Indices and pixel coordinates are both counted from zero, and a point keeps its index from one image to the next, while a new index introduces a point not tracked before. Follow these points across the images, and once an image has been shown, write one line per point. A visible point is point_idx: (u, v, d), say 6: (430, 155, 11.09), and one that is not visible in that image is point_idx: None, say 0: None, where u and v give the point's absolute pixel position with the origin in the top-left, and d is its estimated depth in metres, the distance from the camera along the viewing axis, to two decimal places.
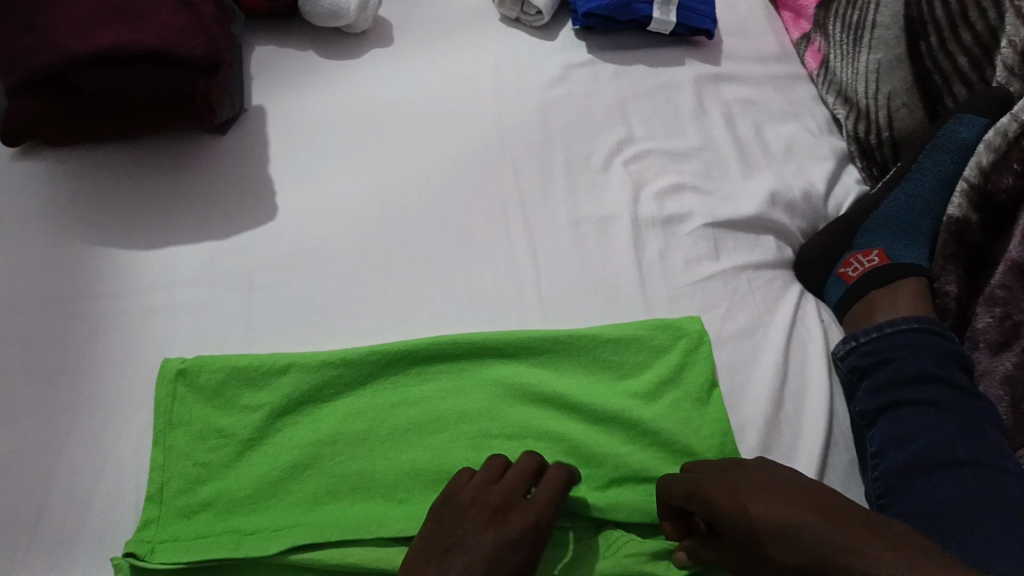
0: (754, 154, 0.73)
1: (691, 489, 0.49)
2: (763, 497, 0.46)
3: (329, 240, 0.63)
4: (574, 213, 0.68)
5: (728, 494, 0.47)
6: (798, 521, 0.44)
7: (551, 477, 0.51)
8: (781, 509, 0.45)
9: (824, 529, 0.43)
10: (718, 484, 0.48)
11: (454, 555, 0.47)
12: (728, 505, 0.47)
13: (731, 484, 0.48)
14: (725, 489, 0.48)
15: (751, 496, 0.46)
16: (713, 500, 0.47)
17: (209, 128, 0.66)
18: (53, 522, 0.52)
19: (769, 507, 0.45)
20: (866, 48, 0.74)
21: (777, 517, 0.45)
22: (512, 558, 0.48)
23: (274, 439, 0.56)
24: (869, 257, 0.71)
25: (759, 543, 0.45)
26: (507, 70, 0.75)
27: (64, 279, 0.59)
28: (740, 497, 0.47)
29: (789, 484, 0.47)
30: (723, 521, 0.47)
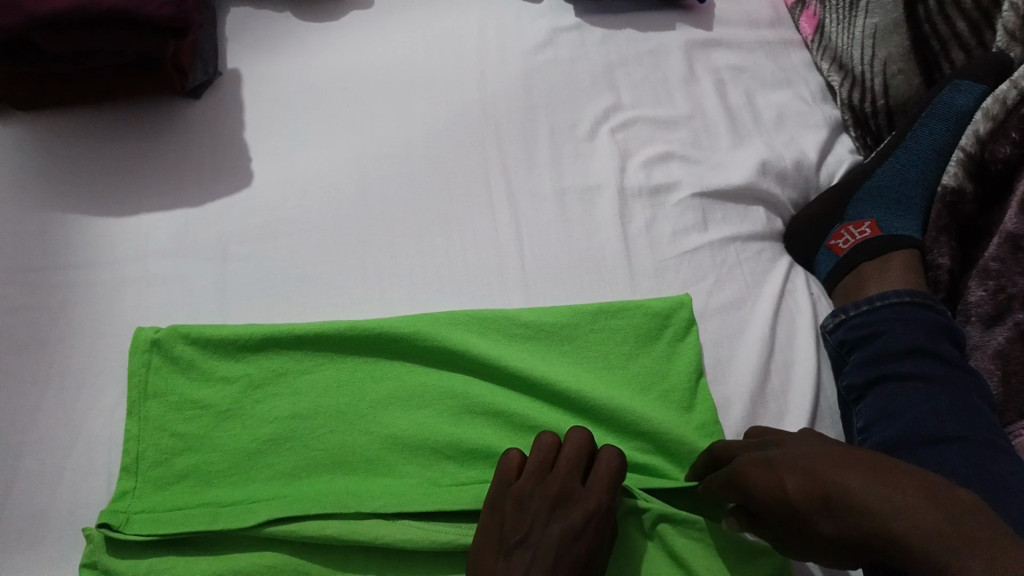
0: (745, 122, 0.71)
1: (727, 473, 0.47)
2: (796, 465, 0.43)
3: (306, 209, 0.62)
4: (559, 182, 0.66)
5: (762, 470, 0.45)
6: (835, 483, 0.41)
7: (607, 468, 0.51)
8: (810, 470, 0.43)
9: (854, 484, 0.40)
10: (751, 459, 0.46)
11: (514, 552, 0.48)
12: (768, 480, 0.44)
13: (760, 462, 0.45)
14: (758, 465, 0.45)
15: (783, 465, 0.44)
16: (747, 476, 0.45)
17: (180, 92, 0.63)
18: (26, 494, 0.51)
19: (802, 474, 0.43)
20: (862, 12, 0.71)
21: (815, 483, 0.42)
22: (578, 546, 0.48)
23: (252, 408, 0.54)
24: (860, 228, 0.70)
25: (801, 516, 0.42)
26: (490, 34, 0.72)
27: (32, 248, 0.58)
28: (772, 470, 0.44)
29: (818, 447, 0.44)
30: (759, 496, 0.44)
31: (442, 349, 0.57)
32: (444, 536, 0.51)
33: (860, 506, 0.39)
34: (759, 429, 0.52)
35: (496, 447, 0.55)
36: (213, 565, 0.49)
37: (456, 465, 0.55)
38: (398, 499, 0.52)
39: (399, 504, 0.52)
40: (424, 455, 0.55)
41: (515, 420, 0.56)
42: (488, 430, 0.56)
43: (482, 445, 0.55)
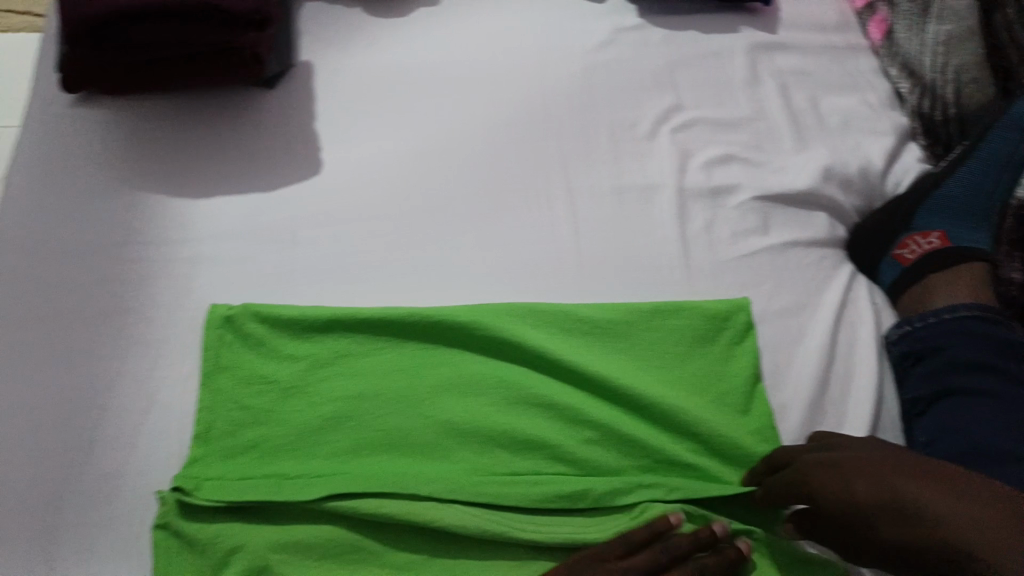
0: (808, 127, 0.71)
1: (789, 475, 0.48)
2: (865, 471, 0.44)
3: (371, 196, 0.64)
4: (617, 180, 0.66)
5: (826, 473, 0.46)
6: (903, 490, 0.43)
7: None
8: (876, 476, 0.44)
9: (921, 492, 0.42)
10: (813, 461, 0.47)
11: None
12: (835, 484, 0.45)
13: (823, 464, 0.46)
14: (824, 468, 0.46)
15: (848, 468, 0.45)
16: (812, 478, 0.46)
17: (258, 82, 0.66)
18: (105, 458, 0.54)
19: (869, 479, 0.44)
20: (933, 19, 0.70)
21: (883, 487, 0.43)
22: None
23: (315, 386, 0.56)
24: (928, 239, 0.68)
25: (868, 522, 0.43)
26: (554, 32, 0.73)
27: (117, 224, 0.61)
28: (840, 474, 0.45)
29: (877, 453, 0.46)
30: (823, 499, 0.45)
31: (499, 338, 0.58)
32: (493, 522, 0.52)
33: (929, 512, 0.41)
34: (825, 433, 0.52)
35: (548, 438, 0.56)
36: (276, 535, 0.51)
37: (509, 453, 0.55)
38: (452, 483, 0.53)
39: (454, 488, 0.53)
40: (478, 441, 0.55)
41: (568, 412, 0.57)
42: (541, 420, 0.57)
43: (535, 434, 0.55)
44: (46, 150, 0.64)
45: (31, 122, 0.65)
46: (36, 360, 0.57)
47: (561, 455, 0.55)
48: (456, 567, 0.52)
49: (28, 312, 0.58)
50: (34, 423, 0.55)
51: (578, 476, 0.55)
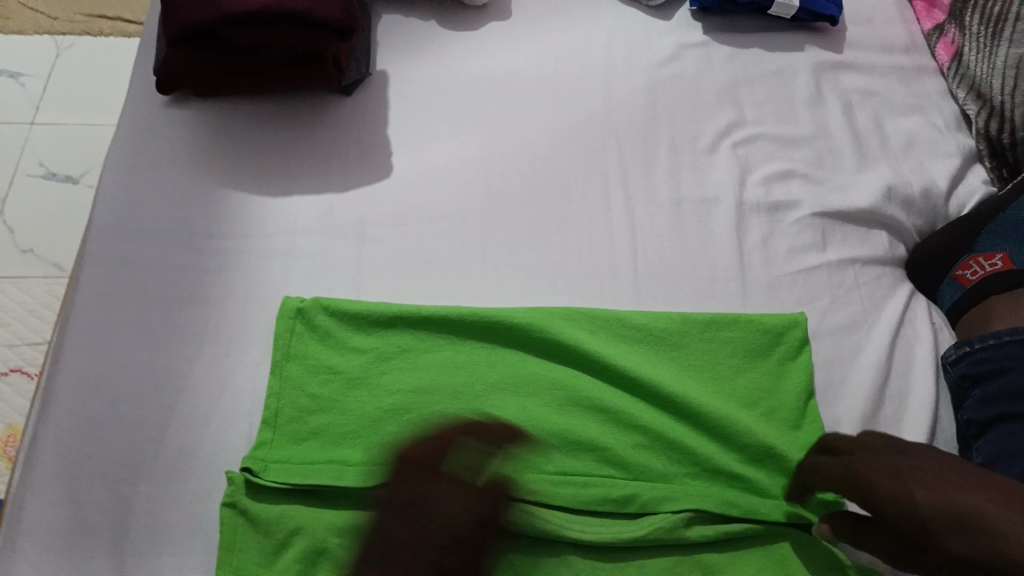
0: (871, 146, 0.71)
1: (843, 470, 0.47)
2: (927, 481, 0.43)
3: (437, 200, 0.66)
4: (676, 191, 0.68)
5: (886, 476, 0.45)
6: (971, 507, 0.41)
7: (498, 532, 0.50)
8: (942, 488, 0.43)
9: (990, 512, 0.41)
10: (874, 463, 0.46)
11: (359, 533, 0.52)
12: (895, 488, 0.44)
13: (885, 467, 0.45)
14: (885, 473, 0.45)
15: (911, 476, 0.44)
16: (872, 480, 0.45)
17: (336, 88, 0.70)
18: (179, 436, 0.57)
19: (933, 491, 0.43)
20: (1006, 42, 0.68)
21: (948, 501, 0.42)
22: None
23: (377, 378, 0.59)
24: (991, 261, 0.65)
25: (929, 533, 0.42)
26: (619, 47, 0.75)
27: (200, 218, 0.65)
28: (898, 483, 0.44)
29: (944, 465, 0.45)
30: (881, 504, 0.44)
31: (556, 341, 0.60)
32: (543, 520, 0.53)
33: (997, 533, 0.40)
34: (879, 433, 0.51)
35: (600, 441, 0.57)
36: (333, 518, 0.54)
37: (560, 453, 0.57)
38: (505, 479, 0.55)
39: (506, 485, 0.54)
40: (530, 440, 0.57)
41: (621, 417, 0.58)
42: (593, 424, 0.58)
43: (587, 437, 0.57)
44: (138, 145, 0.68)
45: (127, 119, 0.70)
46: (122, 340, 0.60)
47: (612, 458, 0.56)
48: (505, 561, 0.53)
49: (116, 296, 0.62)
50: (116, 399, 0.58)
51: (626, 479, 0.56)
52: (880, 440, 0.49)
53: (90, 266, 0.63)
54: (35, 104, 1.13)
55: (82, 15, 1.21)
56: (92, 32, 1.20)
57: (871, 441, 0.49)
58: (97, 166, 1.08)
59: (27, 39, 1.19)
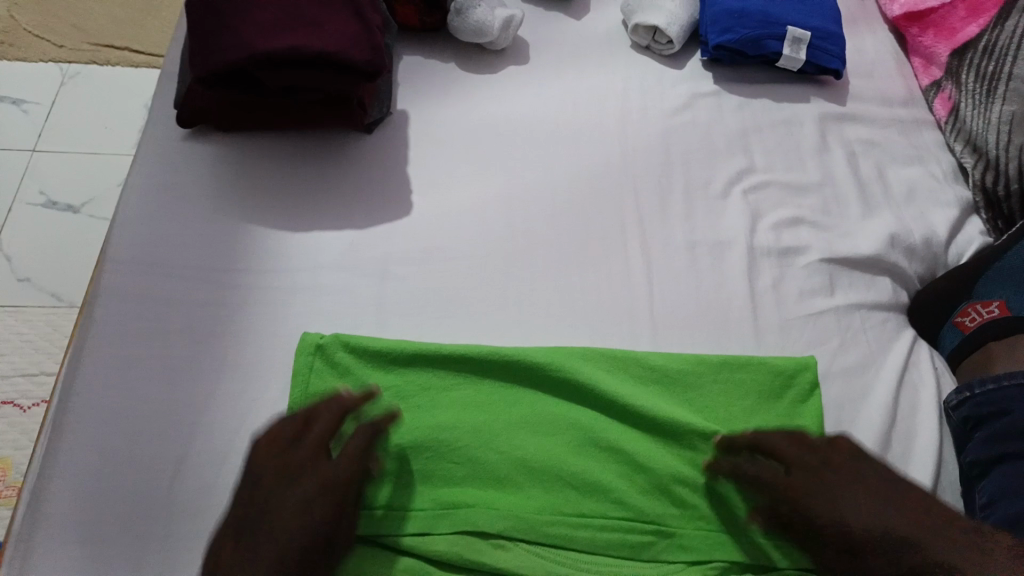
0: (874, 195, 0.74)
1: (790, 489, 0.52)
2: (859, 499, 0.50)
3: (458, 239, 0.67)
4: (691, 235, 0.69)
5: (821, 498, 0.51)
6: (900, 532, 0.48)
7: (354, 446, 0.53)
8: (876, 506, 0.49)
9: (912, 532, 0.48)
10: (810, 484, 0.52)
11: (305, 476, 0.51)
12: (827, 514, 0.50)
13: (824, 486, 0.51)
14: (819, 496, 0.51)
15: (845, 492, 0.51)
16: (808, 500, 0.51)
17: (359, 127, 0.71)
18: (193, 473, 0.56)
19: (866, 511, 0.49)
20: (999, 99, 0.72)
21: (879, 524, 0.48)
22: (310, 517, 0.49)
23: (397, 417, 0.59)
24: (988, 307, 0.67)
25: (859, 554, 0.48)
26: (634, 94, 0.77)
27: (219, 251, 0.65)
28: (843, 498, 0.50)
29: (878, 486, 0.51)
30: (821, 524, 0.50)
31: (575, 383, 0.61)
32: (556, 564, 0.54)
33: (923, 561, 0.46)
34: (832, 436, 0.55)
35: (614, 482, 0.57)
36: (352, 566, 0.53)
37: (578, 495, 0.56)
38: (522, 523, 0.54)
39: (523, 529, 0.54)
40: (546, 481, 0.57)
41: (637, 459, 0.58)
42: (608, 466, 0.58)
43: (603, 480, 0.57)
44: (157, 178, 0.68)
45: (145, 150, 0.70)
46: (137, 374, 0.60)
47: (626, 502, 0.56)
48: None
49: (132, 330, 0.61)
50: (130, 435, 0.57)
51: (640, 522, 0.56)
52: (830, 447, 0.54)
53: (106, 298, 0.62)
54: (40, 132, 1.12)
55: (90, 44, 1.21)
56: (100, 62, 1.20)
57: (825, 447, 0.54)
58: (100, 196, 1.08)
59: (33, 67, 1.19)
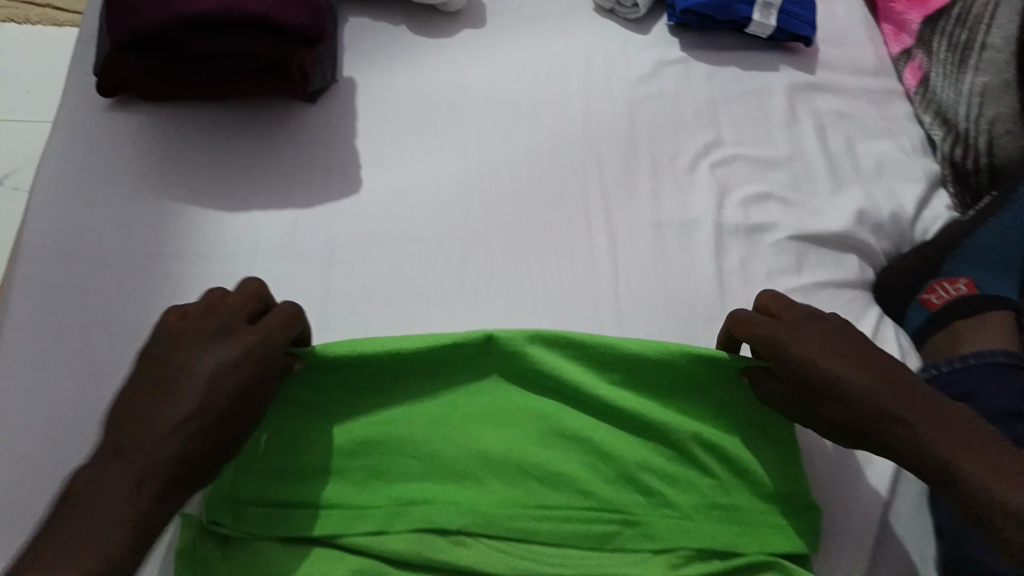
0: (843, 169, 0.71)
1: (768, 339, 0.52)
2: (834, 351, 0.50)
3: (412, 220, 0.63)
4: (657, 214, 0.66)
5: (800, 343, 0.51)
6: (863, 384, 0.48)
7: (276, 312, 0.50)
8: (849, 359, 0.50)
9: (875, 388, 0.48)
10: (793, 334, 0.52)
11: (223, 339, 0.47)
12: (803, 356, 0.50)
13: (805, 338, 0.51)
14: (800, 342, 0.51)
15: (820, 345, 0.51)
16: (787, 347, 0.51)
17: (301, 97, 0.65)
18: None
19: (838, 359, 0.50)
20: (971, 69, 0.71)
21: (847, 372, 0.49)
22: (233, 375, 0.45)
23: (325, 417, 0.55)
24: (956, 285, 0.67)
25: (819, 397, 0.49)
26: (598, 60, 0.73)
27: (151, 235, 0.60)
28: (830, 354, 0.50)
29: (854, 342, 0.51)
30: (794, 368, 0.50)
31: (537, 373, 0.58)
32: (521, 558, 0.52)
33: (882, 412, 0.48)
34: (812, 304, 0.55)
35: (576, 471, 0.55)
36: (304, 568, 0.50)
37: (541, 486, 0.54)
38: (484, 520, 0.52)
39: (484, 524, 0.52)
40: (502, 474, 0.54)
41: (600, 448, 0.56)
42: (566, 454, 0.56)
43: (568, 471, 0.55)
44: (76, 154, 0.62)
45: (61, 125, 0.64)
46: (58, 373, 0.54)
47: (592, 491, 0.54)
48: None
49: (49, 324, 0.56)
50: (55, 438, 0.52)
51: (607, 512, 0.54)
52: (808, 310, 0.54)
53: (24, 290, 0.57)
54: None
55: (8, 1, 1.11)
56: (19, 21, 1.10)
57: (802, 309, 0.54)
58: (26, 167, 1.00)
59: None
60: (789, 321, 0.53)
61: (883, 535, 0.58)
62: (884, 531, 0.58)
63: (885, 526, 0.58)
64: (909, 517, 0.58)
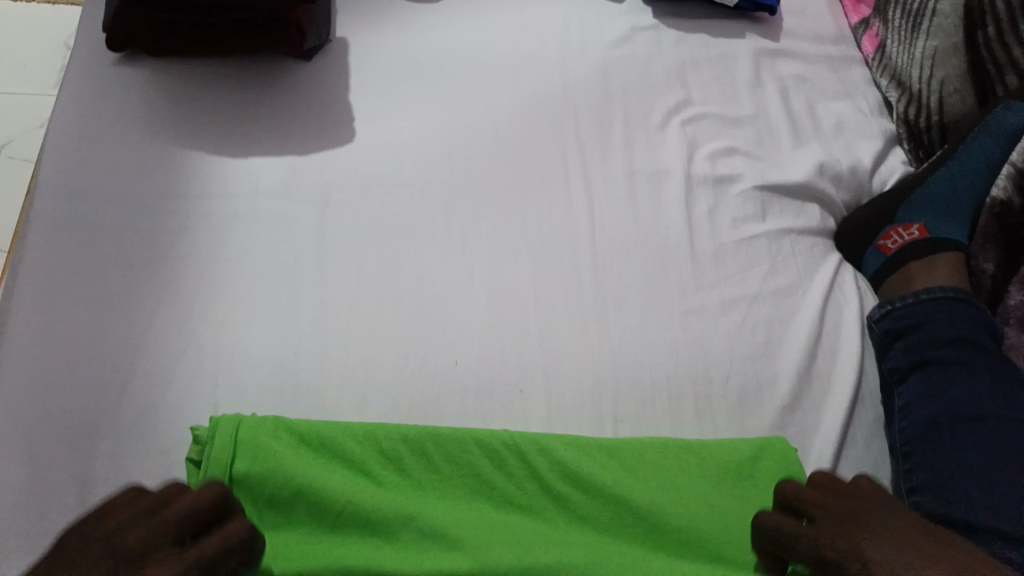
0: (805, 127, 0.76)
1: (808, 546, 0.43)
2: (884, 540, 0.42)
3: (401, 167, 0.67)
4: (630, 165, 0.71)
5: (845, 551, 0.42)
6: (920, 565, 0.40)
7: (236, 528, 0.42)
8: (908, 558, 0.41)
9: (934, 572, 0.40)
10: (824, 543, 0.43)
11: (155, 560, 0.39)
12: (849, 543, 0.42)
13: (847, 535, 0.43)
14: (839, 538, 0.43)
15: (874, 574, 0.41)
16: (829, 552, 0.42)
17: (297, 54, 0.69)
18: (137, 390, 0.56)
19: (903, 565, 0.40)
20: (923, 35, 0.76)
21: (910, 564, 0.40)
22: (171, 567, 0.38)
23: (257, 417, 0.51)
24: (909, 230, 0.72)
25: None
26: (575, 26, 0.78)
27: (157, 177, 0.64)
28: (905, 556, 0.41)
29: (902, 521, 0.44)
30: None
31: (519, 303, 0.63)
32: None
33: None
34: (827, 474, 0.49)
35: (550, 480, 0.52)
36: None
37: (514, 549, 0.47)
38: None
39: None
40: (471, 464, 0.52)
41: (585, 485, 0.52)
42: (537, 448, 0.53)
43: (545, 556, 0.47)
44: (87, 103, 0.66)
45: (71, 79, 0.68)
46: (72, 299, 0.58)
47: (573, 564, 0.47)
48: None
49: (61, 255, 0.60)
50: (68, 355, 0.56)
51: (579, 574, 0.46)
52: (830, 488, 0.48)
53: (38, 223, 0.61)
54: None
55: None
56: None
57: (821, 491, 0.47)
58: (21, 138, 1.04)
59: None
60: (829, 530, 0.44)
61: (842, 455, 0.62)
62: (843, 451, 0.62)
63: (844, 447, 0.62)
64: (865, 438, 0.63)
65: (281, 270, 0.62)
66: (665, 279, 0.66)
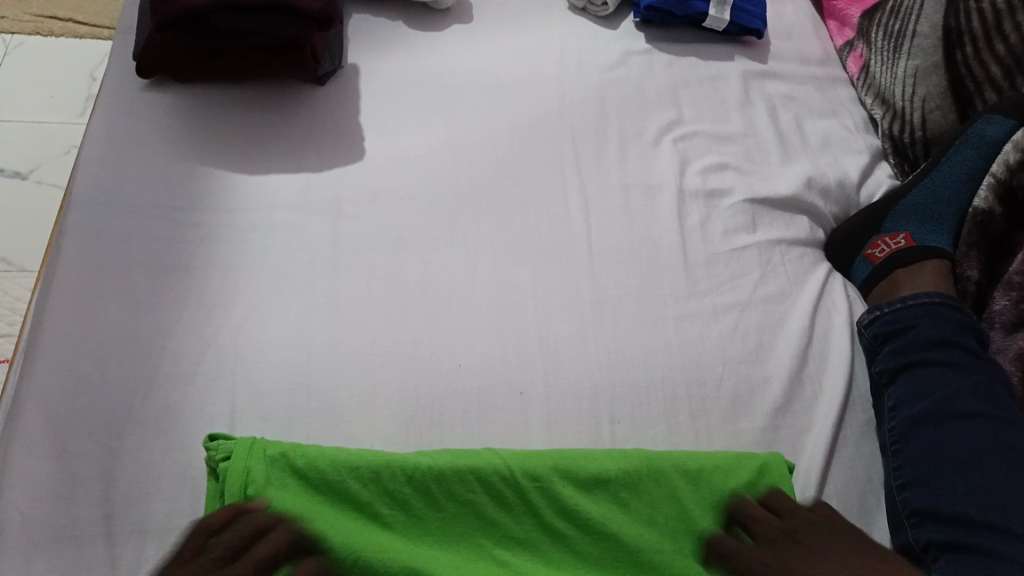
0: (793, 144, 0.80)
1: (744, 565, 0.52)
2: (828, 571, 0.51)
3: (406, 182, 0.71)
4: (625, 178, 0.75)
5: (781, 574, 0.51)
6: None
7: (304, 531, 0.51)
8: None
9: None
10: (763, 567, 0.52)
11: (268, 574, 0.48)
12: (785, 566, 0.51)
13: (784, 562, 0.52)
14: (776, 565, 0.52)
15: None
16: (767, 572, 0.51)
17: (311, 78, 0.75)
18: (161, 391, 0.59)
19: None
20: (905, 55, 0.79)
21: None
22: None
23: (261, 470, 0.53)
24: (896, 239, 0.74)
25: None
26: (571, 51, 0.83)
27: (182, 192, 0.68)
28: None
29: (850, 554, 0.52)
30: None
31: (518, 309, 0.66)
32: None
33: None
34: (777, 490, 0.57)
35: (549, 517, 0.55)
36: None
37: None
38: None
39: None
40: (473, 503, 0.55)
41: (587, 525, 0.55)
42: (537, 488, 0.55)
43: None
44: (115, 127, 0.71)
45: (102, 104, 0.73)
46: (103, 305, 0.62)
47: None
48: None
49: (92, 265, 0.64)
50: (98, 359, 0.60)
51: None
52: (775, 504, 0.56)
53: (72, 235, 0.65)
54: None
55: (33, 15, 1.23)
56: (43, 33, 1.22)
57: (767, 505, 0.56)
58: (47, 163, 1.10)
59: None
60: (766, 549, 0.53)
61: (834, 455, 0.64)
62: (833, 452, 0.64)
63: (835, 447, 0.64)
64: (856, 439, 0.65)
65: (294, 279, 0.65)
66: (659, 287, 0.69)
